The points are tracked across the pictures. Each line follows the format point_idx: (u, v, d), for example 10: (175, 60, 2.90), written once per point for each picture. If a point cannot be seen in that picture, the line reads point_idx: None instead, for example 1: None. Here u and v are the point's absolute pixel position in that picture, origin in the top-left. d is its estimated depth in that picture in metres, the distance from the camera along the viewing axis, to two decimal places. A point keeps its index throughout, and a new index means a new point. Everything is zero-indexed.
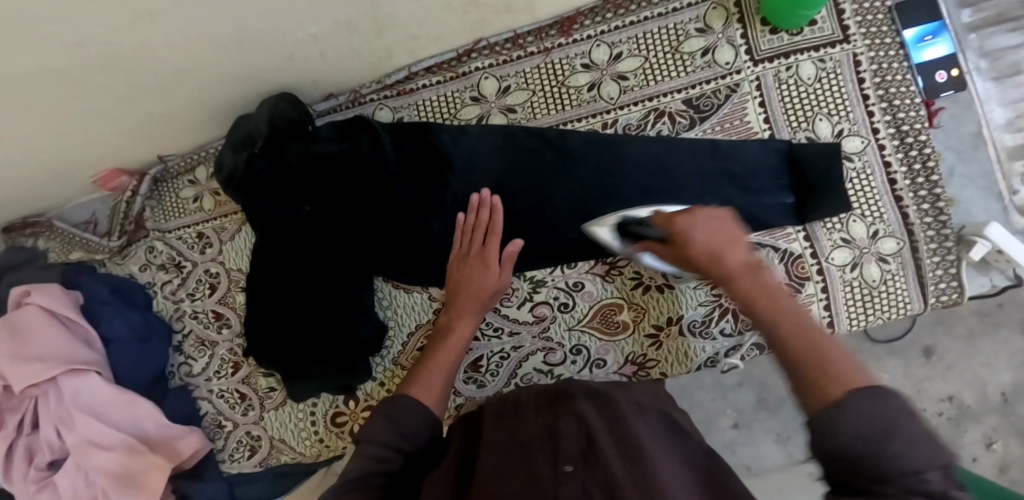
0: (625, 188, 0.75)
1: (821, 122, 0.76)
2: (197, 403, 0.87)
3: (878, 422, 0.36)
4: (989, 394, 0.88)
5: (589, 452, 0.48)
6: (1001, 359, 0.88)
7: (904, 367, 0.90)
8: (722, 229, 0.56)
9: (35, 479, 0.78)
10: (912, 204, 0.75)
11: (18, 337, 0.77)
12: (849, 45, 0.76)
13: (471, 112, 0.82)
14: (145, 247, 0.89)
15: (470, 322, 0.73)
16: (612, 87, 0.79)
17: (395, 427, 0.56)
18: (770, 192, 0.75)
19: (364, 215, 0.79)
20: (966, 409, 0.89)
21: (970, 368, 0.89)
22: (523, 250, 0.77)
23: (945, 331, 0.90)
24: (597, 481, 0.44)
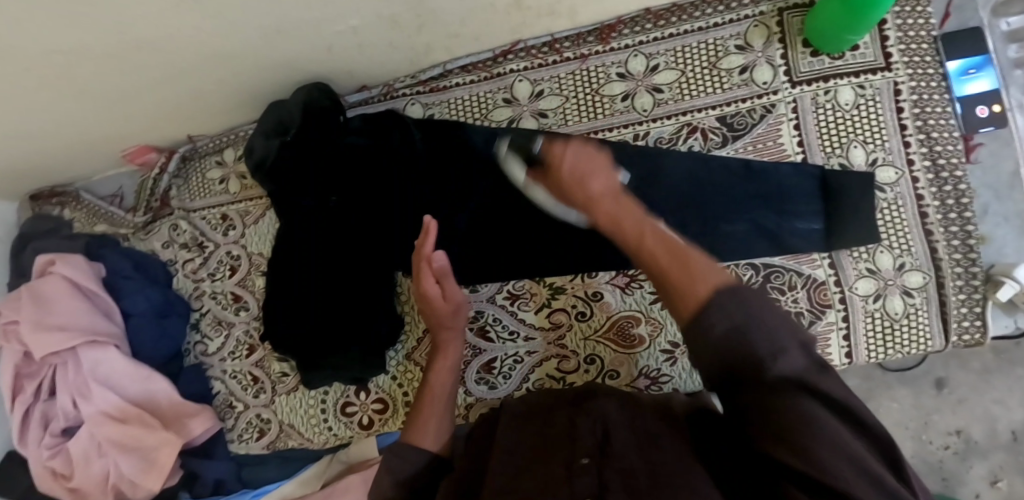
0: (650, 202, 0.75)
1: (856, 149, 0.75)
2: (209, 382, 0.88)
3: (732, 315, 0.41)
4: (1001, 432, 0.87)
5: (604, 446, 0.50)
6: (1015, 397, 0.87)
7: (914, 397, 0.90)
8: (589, 159, 0.63)
9: (49, 445, 0.81)
10: (941, 239, 0.74)
11: (41, 306, 0.78)
12: (890, 73, 0.75)
13: (502, 114, 0.81)
14: (168, 224, 0.89)
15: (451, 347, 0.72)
16: (647, 99, 0.78)
17: (395, 477, 0.63)
18: (801, 217, 0.74)
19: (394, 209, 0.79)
20: (974, 444, 0.88)
21: (982, 403, 0.88)
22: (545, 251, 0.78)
23: (959, 365, 0.90)
24: (611, 472, 0.47)
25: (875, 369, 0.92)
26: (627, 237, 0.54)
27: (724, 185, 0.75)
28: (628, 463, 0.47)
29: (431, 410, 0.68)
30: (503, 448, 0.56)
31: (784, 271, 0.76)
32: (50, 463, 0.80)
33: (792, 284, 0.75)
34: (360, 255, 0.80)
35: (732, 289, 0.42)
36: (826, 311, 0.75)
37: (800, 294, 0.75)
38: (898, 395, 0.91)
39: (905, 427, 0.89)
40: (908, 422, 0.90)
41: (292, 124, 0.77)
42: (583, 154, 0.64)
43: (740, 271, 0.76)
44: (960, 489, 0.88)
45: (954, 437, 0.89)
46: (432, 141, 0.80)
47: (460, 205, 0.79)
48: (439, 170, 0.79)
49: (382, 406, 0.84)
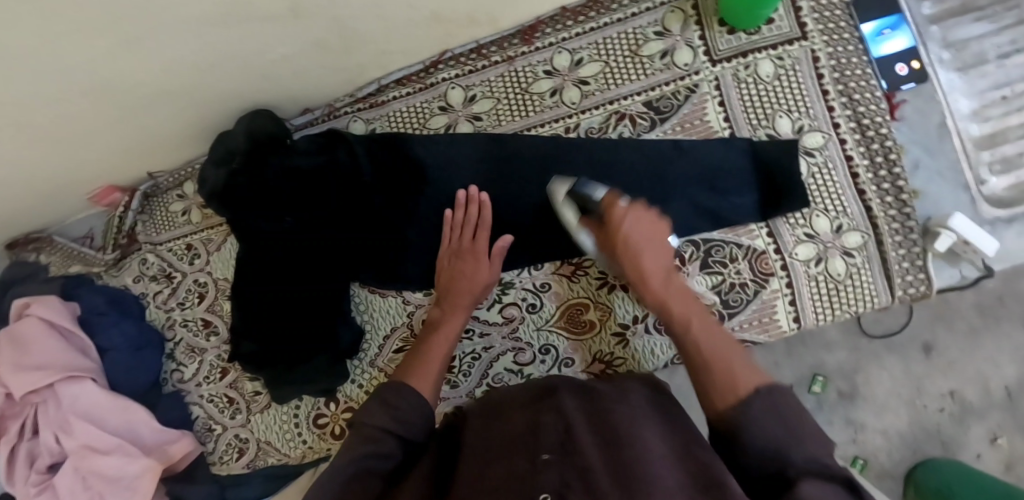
0: (586, 190, 0.78)
1: (781, 119, 0.77)
2: (189, 408, 0.92)
3: (777, 416, 0.50)
4: (994, 388, 0.91)
5: (567, 443, 0.50)
6: (1004, 355, 0.91)
7: (903, 364, 0.92)
8: (645, 230, 0.71)
9: (36, 482, 0.84)
10: (875, 198, 0.75)
11: (20, 349, 0.84)
12: (807, 41, 0.77)
13: (440, 122, 0.84)
14: (138, 259, 0.94)
15: (458, 321, 0.74)
16: (574, 92, 0.81)
17: (394, 415, 0.60)
18: (735, 190, 0.76)
19: (345, 222, 0.82)
20: (969, 406, 0.91)
21: (973, 364, 0.91)
22: (512, 248, 0.80)
23: (945, 328, 0.93)
24: (574, 470, 0.46)
25: (863, 340, 0.94)
26: (681, 329, 0.65)
27: (655, 164, 0.77)
28: (591, 461, 0.47)
29: (427, 371, 0.68)
30: (469, 445, 0.56)
31: (723, 244, 0.77)
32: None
33: (733, 256, 0.77)
34: (317, 268, 0.83)
35: (771, 388, 0.52)
36: (769, 279, 0.76)
37: (741, 265, 0.77)
38: (887, 364, 0.93)
39: (897, 394, 0.92)
40: (900, 390, 0.92)
41: (240, 151, 0.80)
42: (630, 251, 0.70)
43: (680, 249, 0.77)
44: (960, 451, 0.91)
45: (948, 399, 0.91)
46: (378, 150, 0.82)
47: (410, 217, 0.83)
48: (382, 180, 0.82)
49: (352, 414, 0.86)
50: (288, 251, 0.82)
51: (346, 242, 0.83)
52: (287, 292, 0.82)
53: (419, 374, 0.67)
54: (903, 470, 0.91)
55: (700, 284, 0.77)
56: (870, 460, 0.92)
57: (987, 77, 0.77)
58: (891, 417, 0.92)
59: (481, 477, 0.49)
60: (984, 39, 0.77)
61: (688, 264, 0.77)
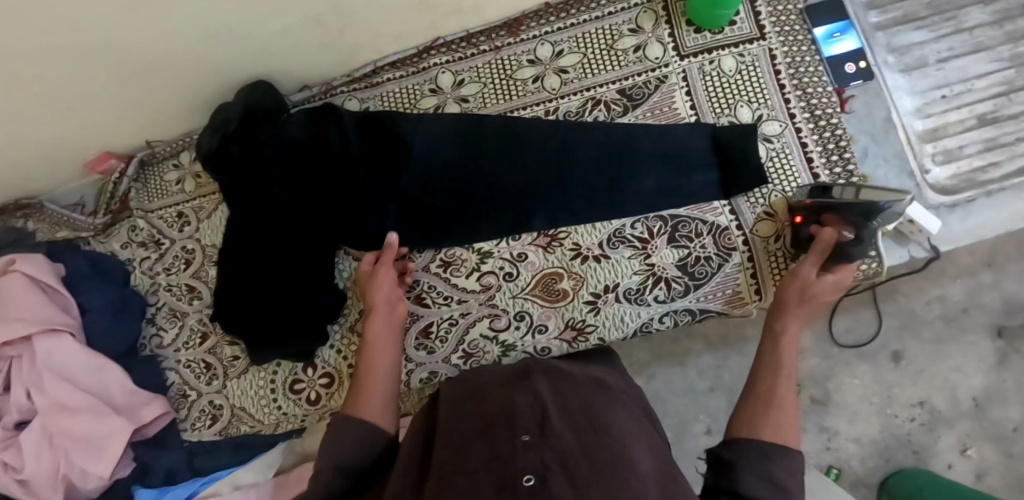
0: (565, 166, 0.83)
1: (742, 108, 0.84)
2: (165, 374, 0.94)
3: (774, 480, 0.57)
4: (962, 399, 1.03)
5: (545, 424, 0.52)
6: (970, 364, 1.03)
7: (874, 372, 1.05)
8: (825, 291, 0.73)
9: (3, 438, 0.85)
10: (825, 175, 0.82)
11: (2, 302, 0.86)
12: (765, 41, 0.85)
13: (429, 103, 0.90)
14: (128, 226, 0.99)
15: (382, 322, 0.76)
16: (555, 79, 0.87)
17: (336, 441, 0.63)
18: (697, 168, 0.82)
19: (330, 190, 0.85)
20: (939, 414, 1.03)
21: (940, 373, 1.04)
22: (486, 215, 0.84)
23: (913, 338, 1.05)
24: (553, 452, 0.48)
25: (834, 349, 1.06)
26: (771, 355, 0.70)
27: (631, 142, 0.83)
28: (566, 440, 0.50)
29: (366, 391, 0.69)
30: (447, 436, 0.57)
31: (690, 220, 0.82)
32: (1, 456, 0.83)
33: (699, 231, 0.82)
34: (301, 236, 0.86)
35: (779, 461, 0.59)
36: (731, 254, 0.81)
37: (707, 240, 0.82)
38: (858, 372, 1.06)
39: (870, 402, 1.04)
40: (873, 398, 1.05)
41: (236, 119, 0.86)
42: (819, 292, 0.73)
43: (649, 223, 0.83)
44: (932, 461, 1.03)
45: (918, 408, 1.04)
46: (370, 128, 0.87)
47: (393, 186, 0.85)
48: (368, 152, 0.86)
49: (328, 379, 0.88)
50: (275, 216, 0.86)
51: (329, 209, 0.85)
52: (274, 258, 0.86)
53: (363, 396, 0.68)
54: (876, 479, 1.03)
55: (667, 257, 0.82)
56: (844, 469, 1.03)
57: (927, 78, 0.85)
58: (864, 425, 1.04)
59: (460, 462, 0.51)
60: (924, 45, 0.85)
61: (656, 237, 0.82)
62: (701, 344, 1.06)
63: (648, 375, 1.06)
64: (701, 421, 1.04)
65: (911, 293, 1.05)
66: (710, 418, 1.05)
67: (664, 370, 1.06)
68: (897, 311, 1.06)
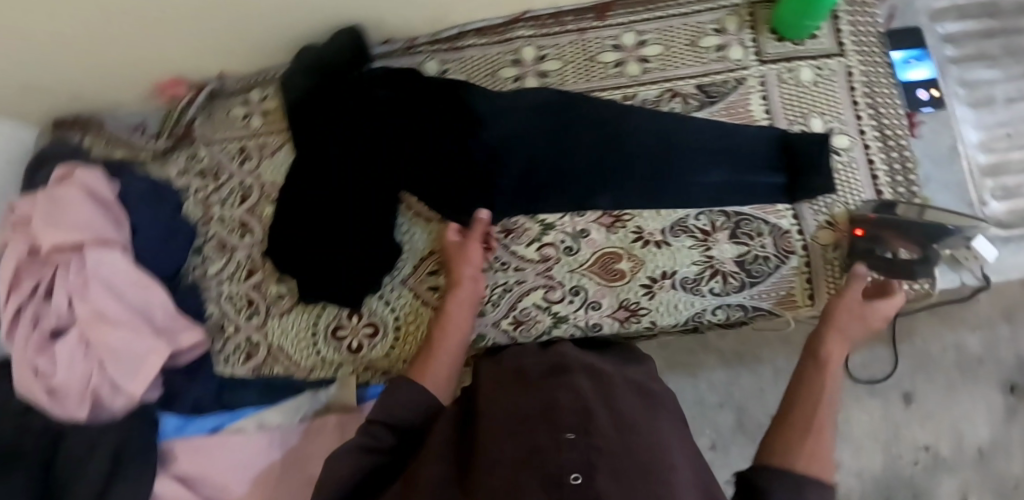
0: (640, 152, 0.83)
1: (815, 119, 0.86)
2: (205, 304, 0.96)
3: None
4: (969, 448, 1.00)
5: (587, 422, 0.52)
6: (978, 417, 1.01)
7: (883, 409, 1.03)
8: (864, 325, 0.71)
9: (37, 341, 0.86)
10: (887, 188, 0.84)
11: (57, 208, 0.87)
12: (844, 58, 0.87)
13: (509, 73, 0.91)
14: (187, 154, 1.01)
15: (462, 299, 0.78)
16: (635, 67, 0.89)
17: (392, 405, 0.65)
18: (760, 171, 0.83)
19: (403, 146, 0.86)
20: (942, 460, 1.01)
21: (951, 421, 1.01)
22: (551, 191, 0.85)
23: (926, 381, 1.03)
24: (598, 452, 0.48)
25: (847, 383, 1.05)
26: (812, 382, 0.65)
27: (683, 150, 0.83)
28: (609, 441, 0.50)
29: (434, 365, 0.71)
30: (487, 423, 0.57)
31: (751, 219, 0.84)
32: (35, 358, 0.85)
33: (759, 231, 0.84)
34: (364, 188, 0.86)
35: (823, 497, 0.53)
36: (789, 256, 0.83)
37: (767, 241, 0.83)
38: (869, 408, 1.04)
39: (875, 438, 1.02)
40: (879, 435, 1.02)
41: (328, 61, 0.88)
42: (859, 325, 0.71)
43: (712, 217, 0.84)
44: None
45: (923, 452, 1.01)
46: (418, 105, 0.87)
47: (466, 153, 0.85)
48: (445, 118, 0.86)
49: (373, 329, 0.89)
50: (344, 163, 0.86)
51: (396, 166, 0.86)
52: (336, 203, 0.87)
53: (429, 368, 0.71)
54: None
55: (726, 251, 0.83)
56: None
57: (995, 115, 0.88)
58: (867, 459, 1.02)
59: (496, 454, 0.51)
60: (995, 85, 0.89)
61: (717, 232, 0.84)
62: (715, 359, 1.06)
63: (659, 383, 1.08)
64: (705, 435, 1.05)
65: (931, 334, 1.04)
66: (715, 433, 1.05)
67: (675, 379, 1.06)
68: (912, 352, 1.04)
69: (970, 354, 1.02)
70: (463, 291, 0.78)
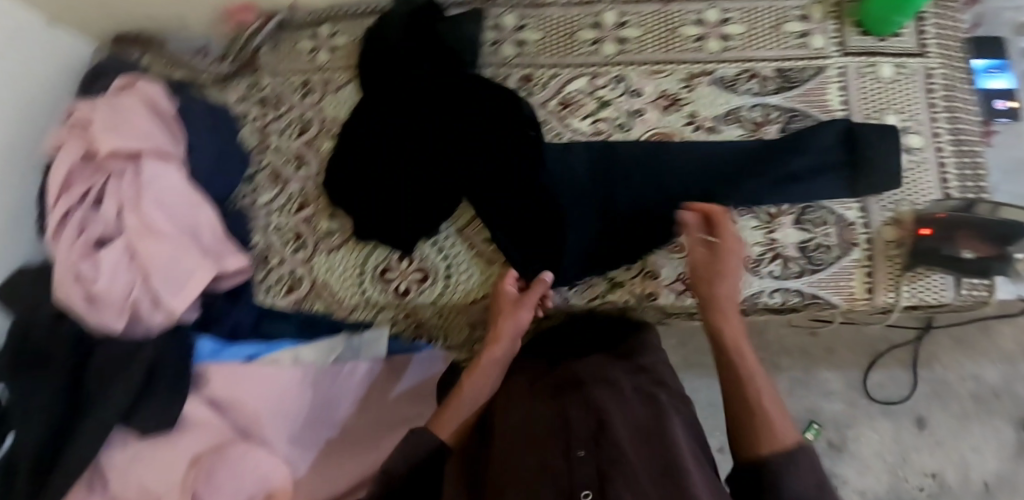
0: (701, 163, 0.84)
1: (890, 116, 0.85)
2: (252, 233, 0.94)
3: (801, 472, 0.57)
4: (975, 479, 1.18)
5: (599, 436, 0.59)
6: (990, 450, 1.19)
7: (894, 430, 1.22)
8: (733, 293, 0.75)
9: (83, 247, 0.84)
10: (956, 184, 0.83)
11: (117, 115, 0.85)
12: (924, 59, 0.87)
13: (588, 35, 0.91)
14: (248, 82, 0.99)
15: (500, 354, 0.78)
16: (715, 44, 0.89)
17: (410, 450, 0.67)
18: (820, 172, 0.83)
19: (444, 124, 0.86)
20: (945, 485, 1.18)
21: (959, 449, 1.20)
22: (605, 183, 0.85)
23: (940, 410, 1.22)
24: (606, 462, 0.56)
25: (863, 400, 1.25)
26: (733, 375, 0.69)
27: (686, 174, 0.84)
28: (623, 449, 0.57)
29: (456, 411, 0.73)
30: (502, 442, 0.66)
31: (818, 207, 0.83)
32: (78, 264, 0.83)
33: (824, 220, 0.83)
34: (396, 157, 0.87)
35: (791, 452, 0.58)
36: (852, 248, 0.83)
37: (831, 231, 0.83)
38: (881, 428, 1.23)
39: (883, 458, 1.21)
40: (886, 455, 1.21)
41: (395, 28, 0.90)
42: (741, 273, 0.75)
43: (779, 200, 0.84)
44: None
45: (930, 478, 1.19)
46: (418, 105, 0.88)
47: (489, 149, 0.85)
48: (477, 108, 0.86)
49: (422, 275, 0.88)
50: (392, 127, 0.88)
51: (432, 142, 0.86)
52: (383, 163, 0.88)
53: (448, 415, 0.73)
54: None
55: (789, 235, 0.83)
56: None
57: None
58: (871, 479, 1.20)
59: (513, 468, 0.60)
60: None
61: (783, 215, 0.83)
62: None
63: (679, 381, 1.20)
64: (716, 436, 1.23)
65: (947, 365, 1.23)
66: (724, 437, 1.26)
67: None
68: (931, 380, 1.23)
69: (986, 387, 1.22)
70: (496, 349, 0.78)
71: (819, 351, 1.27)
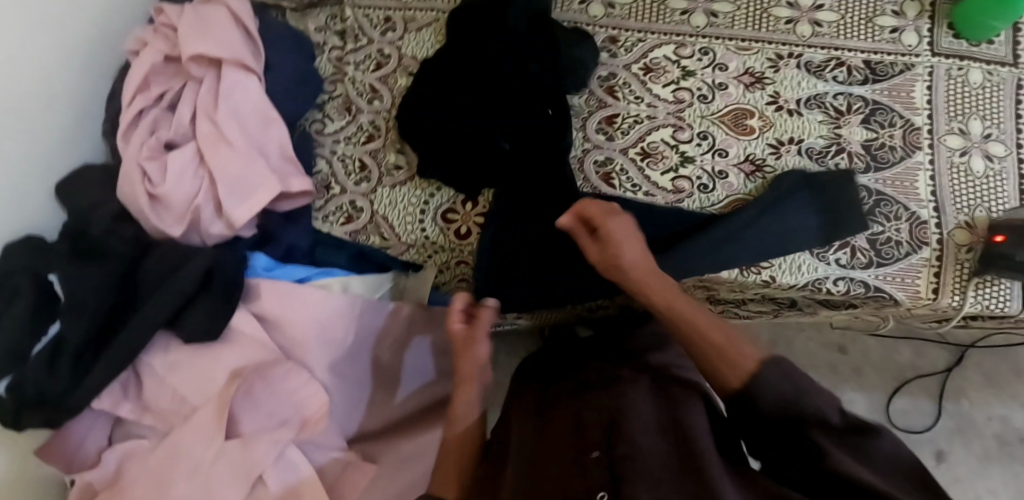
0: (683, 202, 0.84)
1: (975, 122, 0.85)
2: (315, 159, 0.93)
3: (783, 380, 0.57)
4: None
5: (612, 435, 0.65)
6: (1008, 492, 1.17)
7: None
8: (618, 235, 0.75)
9: (151, 147, 0.84)
10: None
11: (205, 21, 0.86)
12: (1016, 69, 0.86)
13: (679, 5, 0.90)
14: (328, 13, 0.99)
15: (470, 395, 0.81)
16: (807, 28, 0.88)
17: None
18: (801, 215, 0.81)
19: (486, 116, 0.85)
20: None
21: (977, 489, 1.18)
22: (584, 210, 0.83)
23: (963, 447, 1.20)
24: (618, 458, 0.61)
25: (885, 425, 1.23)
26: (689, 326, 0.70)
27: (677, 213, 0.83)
28: (633, 444, 0.62)
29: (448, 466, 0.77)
30: (525, 453, 0.72)
31: (892, 202, 0.82)
32: (145, 163, 0.83)
33: (898, 215, 0.82)
34: (446, 142, 0.86)
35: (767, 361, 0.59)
36: (922, 247, 0.81)
37: (903, 226, 0.82)
38: None
39: None
40: None
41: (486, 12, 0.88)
42: (627, 256, 0.75)
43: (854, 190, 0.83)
44: None
45: None
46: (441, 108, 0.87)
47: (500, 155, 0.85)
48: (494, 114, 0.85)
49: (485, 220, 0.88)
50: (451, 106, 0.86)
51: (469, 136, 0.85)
52: (445, 138, 0.86)
53: (442, 472, 0.77)
54: None
55: (860, 225, 0.82)
56: None
57: None
58: None
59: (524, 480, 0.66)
60: None
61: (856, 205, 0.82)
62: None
63: None
64: None
65: (977, 400, 1.22)
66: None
67: None
68: (957, 413, 1.22)
69: (1012, 430, 1.20)
70: (465, 392, 0.81)
71: (847, 369, 1.26)
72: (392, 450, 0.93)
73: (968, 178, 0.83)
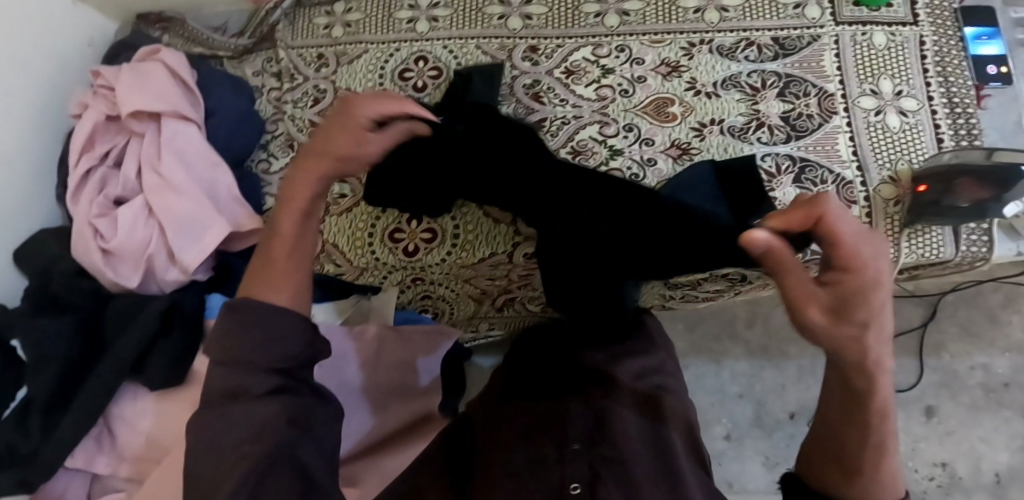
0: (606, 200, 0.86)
1: (885, 81, 0.88)
2: (264, 197, 0.96)
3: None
4: (984, 470, 1.17)
5: (594, 437, 0.70)
6: (1001, 439, 1.18)
7: (903, 420, 1.21)
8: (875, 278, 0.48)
9: (101, 204, 0.87)
10: (947, 134, 0.86)
11: (140, 78, 0.90)
12: (917, 27, 0.90)
13: (591, 8, 0.95)
14: (264, 57, 1.04)
15: (309, 177, 0.60)
16: (714, 15, 0.92)
17: (241, 332, 0.55)
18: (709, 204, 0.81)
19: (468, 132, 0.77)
20: (954, 474, 1.17)
21: (970, 439, 1.19)
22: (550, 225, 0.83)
23: (950, 400, 1.21)
24: (598, 458, 0.67)
25: None
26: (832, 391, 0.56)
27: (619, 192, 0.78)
28: (611, 452, 0.68)
29: (283, 266, 0.59)
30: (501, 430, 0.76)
31: (817, 166, 0.85)
32: (95, 221, 0.86)
33: (825, 179, 0.84)
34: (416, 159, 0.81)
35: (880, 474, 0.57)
36: (851, 206, 0.84)
37: (831, 189, 0.84)
38: None
39: None
40: (896, 446, 1.19)
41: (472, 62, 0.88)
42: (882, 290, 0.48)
43: (778, 160, 0.85)
44: None
45: (939, 469, 1.18)
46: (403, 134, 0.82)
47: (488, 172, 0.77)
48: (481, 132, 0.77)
49: (430, 235, 0.91)
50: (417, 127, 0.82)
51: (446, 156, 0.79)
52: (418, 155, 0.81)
53: (263, 275, 0.59)
54: None
55: (789, 194, 0.84)
56: None
57: None
58: None
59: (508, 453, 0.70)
60: None
61: (782, 174, 0.85)
62: (738, 351, 1.27)
63: (684, 365, 1.27)
64: (722, 424, 1.23)
65: (957, 351, 1.23)
66: (731, 424, 1.24)
67: (699, 363, 1.27)
68: (940, 367, 1.23)
69: (996, 376, 1.21)
70: (304, 179, 0.60)
71: None
72: (372, 470, 0.92)
73: (886, 134, 0.86)
